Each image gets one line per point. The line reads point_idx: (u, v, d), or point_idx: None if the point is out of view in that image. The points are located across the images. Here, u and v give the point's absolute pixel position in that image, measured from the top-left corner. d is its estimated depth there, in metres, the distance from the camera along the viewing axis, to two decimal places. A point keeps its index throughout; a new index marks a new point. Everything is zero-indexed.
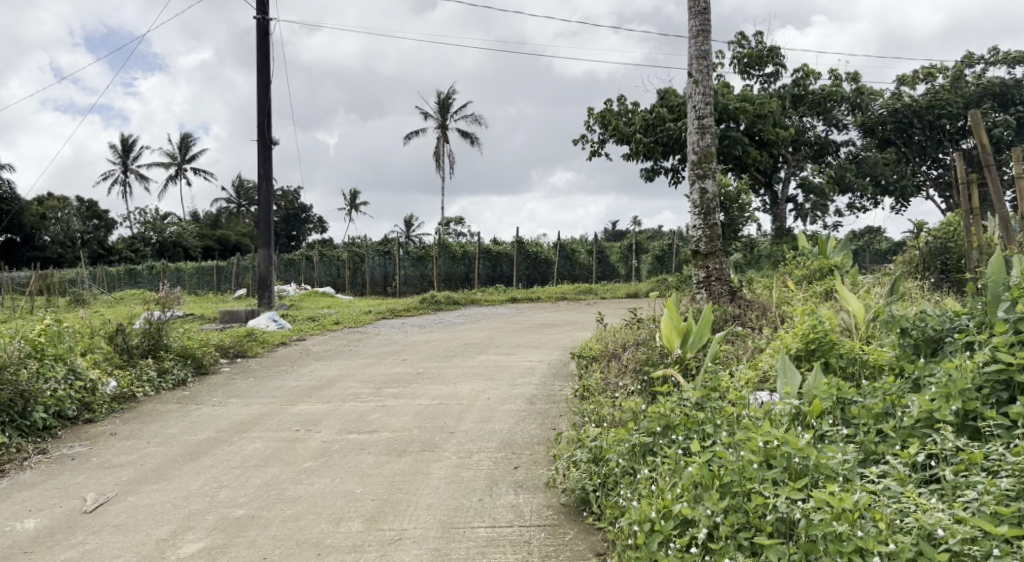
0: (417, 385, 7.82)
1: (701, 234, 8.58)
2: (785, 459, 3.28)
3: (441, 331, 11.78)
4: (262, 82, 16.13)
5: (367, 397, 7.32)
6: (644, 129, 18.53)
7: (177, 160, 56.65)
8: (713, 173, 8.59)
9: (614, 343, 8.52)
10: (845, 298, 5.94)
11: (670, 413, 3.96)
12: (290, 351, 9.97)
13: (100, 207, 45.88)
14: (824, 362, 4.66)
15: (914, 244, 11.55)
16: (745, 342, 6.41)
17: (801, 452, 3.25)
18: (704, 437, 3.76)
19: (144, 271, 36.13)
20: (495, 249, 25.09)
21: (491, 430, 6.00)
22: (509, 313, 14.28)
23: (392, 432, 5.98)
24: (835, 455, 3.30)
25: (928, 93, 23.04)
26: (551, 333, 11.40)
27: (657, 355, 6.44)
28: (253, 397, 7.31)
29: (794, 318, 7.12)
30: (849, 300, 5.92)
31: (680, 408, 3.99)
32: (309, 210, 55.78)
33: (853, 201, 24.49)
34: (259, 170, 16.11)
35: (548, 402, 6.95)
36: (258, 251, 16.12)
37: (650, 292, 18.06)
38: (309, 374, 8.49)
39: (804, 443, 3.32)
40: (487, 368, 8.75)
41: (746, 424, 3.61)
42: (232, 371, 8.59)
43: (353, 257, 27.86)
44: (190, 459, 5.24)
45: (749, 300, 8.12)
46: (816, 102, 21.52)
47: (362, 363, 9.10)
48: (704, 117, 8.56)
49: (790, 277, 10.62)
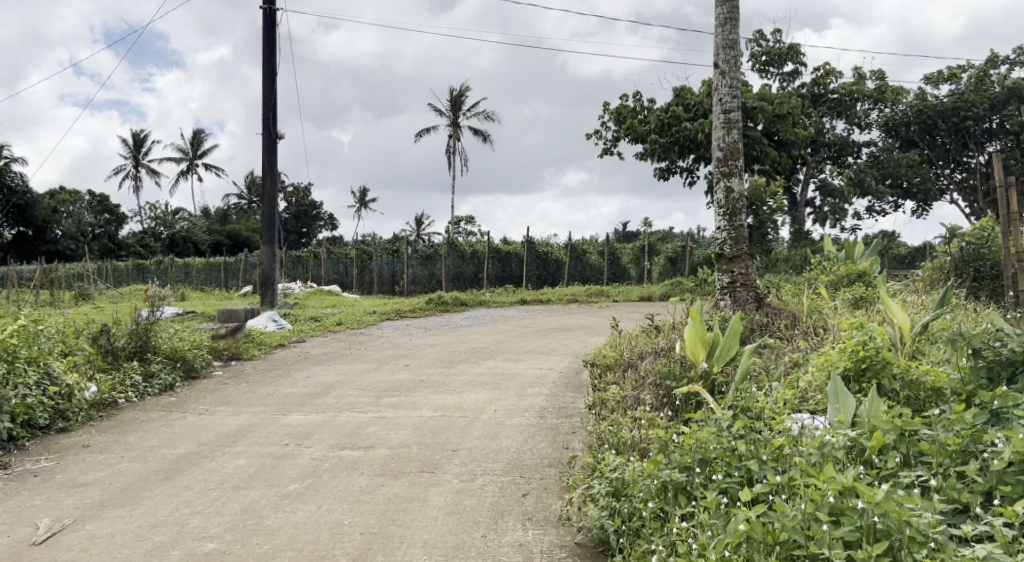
0: (419, 394, 7.30)
1: (726, 236, 8.06)
2: (858, 515, 2.78)
3: (447, 335, 11.27)
4: (268, 74, 15.66)
5: (365, 407, 6.81)
6: (660, 128, 17.98)
7: (189, 155, 56.45)
8: (740, 171, 8.08)
9: (630, 351, 8.03)
10: (890, 310, 5.38)
11: (706, 442, 3.44)
12: (287, 354, 9.47)
13: (110, 202, 45.61)
14: (877, 383, 4.15)
15: (946, 250, 10.98)
16: (778, 357, 5.88)
17: (878, 510, 2.75)
18: (747, 476, 3.25)
19: (151, 266, 35.73)
20: (505, 249, 24.60)
21: (497, 448, 5.48)
22: (520, 315, 13.77)
23: (389, 449, 5.47)
24: (920, 511, 2.78)
25: (953, 94, 22.41)
26: (562, 338, 10.88)
27: (679, 369, 5.93)
28: (244, 406, 6.80)
29: (827, 329, 6.62)
30: (893, 311, 5.36)
31: (717, 437, 3.48)
32: (319, 207, 55.49)
33: (873, 204, 23.86)
34: (263, 164, 15.65)
35: (560, 416, 6.42)
36: (261, 249, 15.66)
37: (662, 296, 17.47)
38: (305, 379, 7.99)
39: (881, 496, 2.81)
40: (495, 375, 8.23)
41: (804, 467, 3.09)
42: (225, 375, 8.09)
43: (362, 255, 27.46)
44: (163, 478, 4.73)
45: (778, 309, 7.59)
46: (837, 101, 20.94)
47: (362, 369, 8.58)
48: (731, 111, 8.03)
49: (816, 282, 10.05)
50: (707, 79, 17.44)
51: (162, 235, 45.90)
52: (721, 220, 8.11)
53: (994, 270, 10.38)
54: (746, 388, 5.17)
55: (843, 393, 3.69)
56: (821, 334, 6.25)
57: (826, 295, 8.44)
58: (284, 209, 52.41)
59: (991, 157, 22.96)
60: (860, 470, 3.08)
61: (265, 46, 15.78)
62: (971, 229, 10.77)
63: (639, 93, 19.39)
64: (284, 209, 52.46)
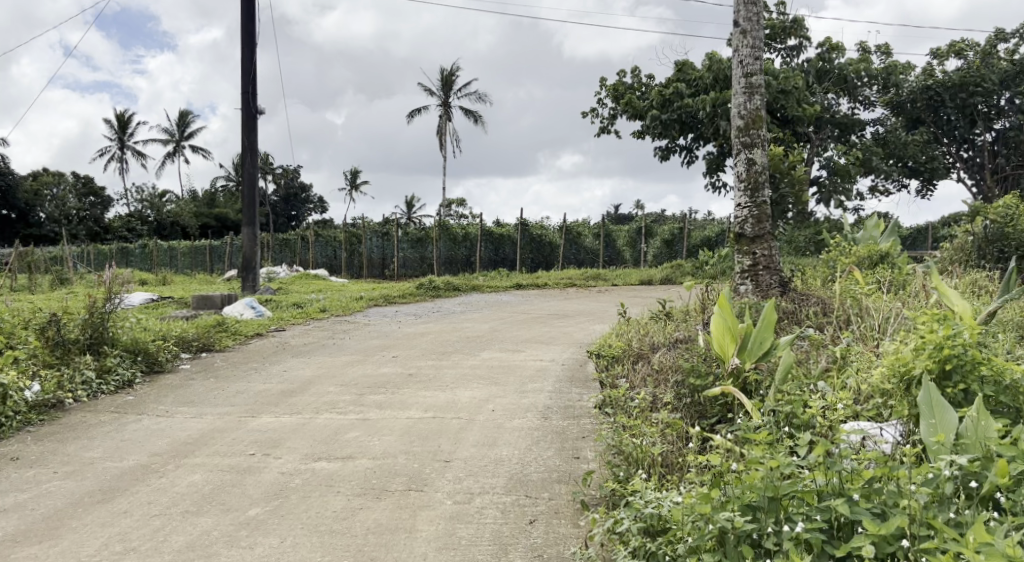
0: (408, 391, 6.52)
1: (747, 214, 7.30)
2: None
3: (439, 322, 10.50)
4: (246, 46, 14.76)
5: (346, 407, 6.03)
6: (660, 105, 17.11)
7: (176, 137, 55.33)
8: (762, 142, 7.34)
9: (640, 342, 7.32)
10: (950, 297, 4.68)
11: (775, 477, 2.71)
12: (264, 345, 8.66)
13: (95, 185, 44.47)
14: (965, 390, 3.44)
15: (969, 229, 10.26)
16: (819, 350, 5.20)
17: None
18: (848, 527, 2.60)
19: (137, 249, 34.87)
20: (497, 231, 23.79)
21: (497, 458, 4.72)
22: (516, 301, 12.99)
23: (372, 460, 4.71)
24: None
25: (960, 70, 21.65)
26: (562, 325, 10.13)
27: (707, 366, 5.21)
28: (210, 405, 5.99)
29: (864, 318, 5.95)
30: (955, 298, 4.65)
31: (787, 467, 2.76)
32: (308, 190, 54.49)
33: (877, 183, 23.19)
34: (243, 141, 14.80)
35: (566, 418, 5.69)
36: (241, 231, 14.84)
37: (664, 280, 16.65)
38: (280, 375, 7.20)
39: None
40: (492, 369, 7.47)
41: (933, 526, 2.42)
42: (192, 369, 7.29)
43: (351, 239, 26.74)
44: (99, 500, 3.96)
45: (804, 294, 6.88)
46: (842, 78, 20.10)
47: (344, 362, 7.80)
48: (753, 75, 7.27)
49: (836, 265, 9.29)
50: (709, 53, 16.61)
51: (150, 218, 44.94)
52: (741, 196, 7.36)
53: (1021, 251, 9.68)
54: (791, 389, 4.46)
55: (939, 403, 3.00)
56: (860, 327, 5.60)
57: (855, 280, 7.76)
58: (272, 191, 51.40)
59: (998, 135, 22.32)
60: (1001, 526, 2.42)
61: (244, 15, 14.90)
62: (995, 206, 10.03)
63: (637, 69, 18.52)
64: (272, 192, 51.48)
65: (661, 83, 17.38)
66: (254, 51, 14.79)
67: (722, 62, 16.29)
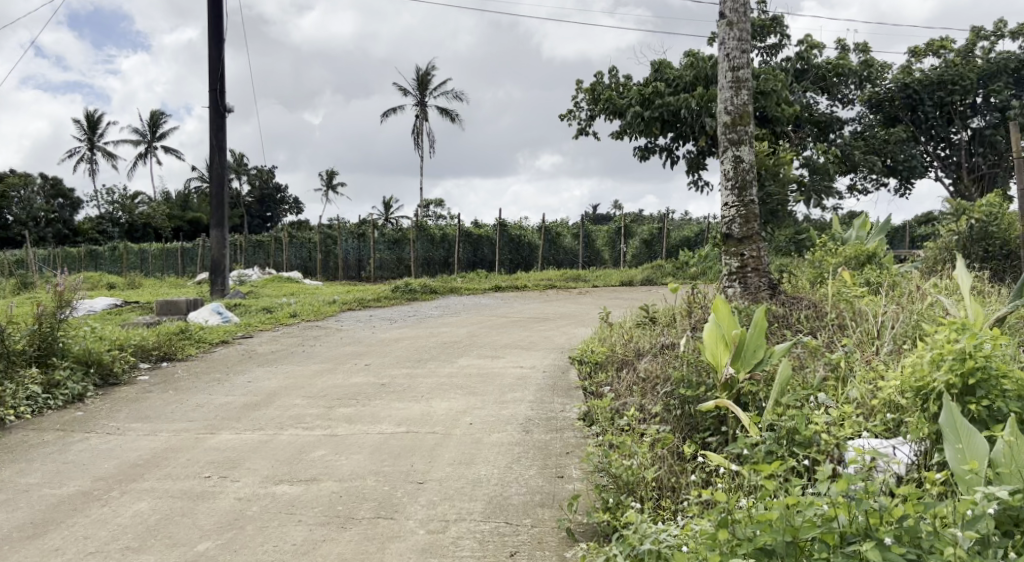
0: (379, 403, 6.14)
1: (734, 213, 6.99)
2: None
3: (414, 327, 10.11)
4: (214, 42, 14.27)
5: (312, 421, 5.64)
6: (640, 103, 16.74)
7: (148, 138, 54.44)
8: (750, 138, 7.03)
9: (624, 348, 7.01)
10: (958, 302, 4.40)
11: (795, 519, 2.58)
12: (229, 353, 8.24)
13: (65, 186, 43.53)
14: (989, 407, 3.19)
15: (953, 228, 9.92)
16: (816, 358, 4.88)
17: None
18: None
19: (106, 251, 34.14)
20: (475, 232, 23.44)
21: (474, 479, 4.36)
22: (494, 304, 12.63)
23: (339, 483, 4.33)
24: None
25: (937, 68, 21.55)
26: (542, 329, 9.78)
27: (698, 376, 4.90)
28: (167, 420, 5.57)
29: (859, 324, 5.66)
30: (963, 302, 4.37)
31: (805, 509, 2.61)
32: (283, 191, 53.81)
33: (855, 182, 23.10)
34: (211, 140, 14.33)
35: (549, 432, 5.35)
36: (210, 233, 14.41)
37: (644, 280, 16.37)
38: (245, 386, 6.78)
39: None
40: (469, 377, 7.10)
41: None
42: (150, 381, 6.86)
43: (326, 241, 26.29)
44: (31, 535, 3.57)
45: (795, 297, 6.61)
46: (821, 76, 19.92)
47: (314, 371, 7.39)
48: (740, 69, 6.97)
49: (822, 266, 8.99)
50: (689, 51, 16.37)
51: (121, 221, 44.14)
52: (728, 195, 7.05)
53: (1006, 250, 9.43)
54: (791, 402, 4.15)
55: (967, 428, 2.85)
56: (858, 332, 5.35)
57: (844, 282, 7.45)
58: (246, 192, 50.63)
59: (974, 134, 22.26)
60: None
61: (212, 11, 14.42)
62: (980, 205, 9.68)
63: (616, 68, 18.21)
64: (247, 194, 50.75)
65: (640, 83, 17.08)
66: (222, 47, 14.31)
67: (704, 61, 16.08)
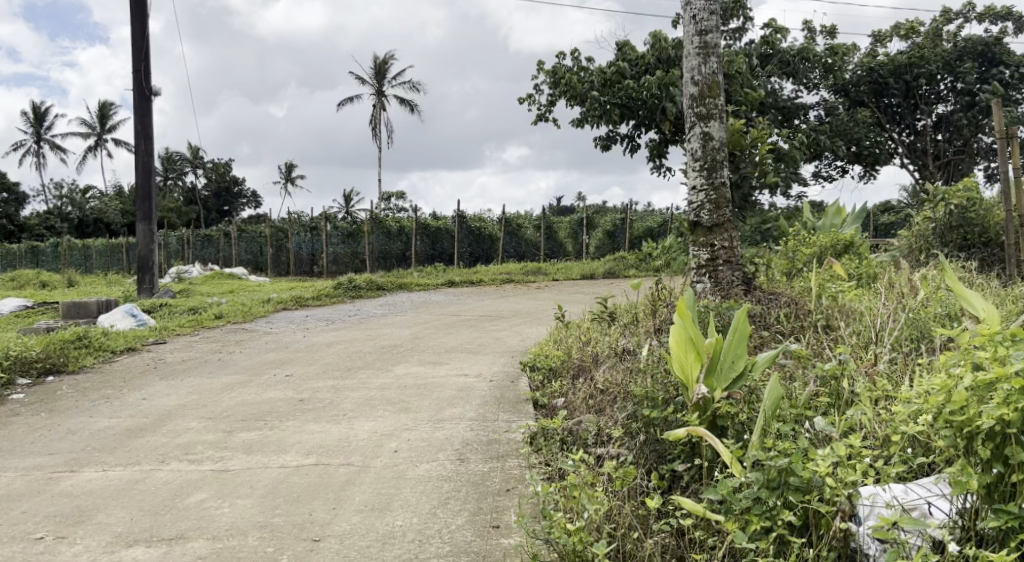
0: (290, 426, 5.18)
1: (703, 198, 6.13)
2: None
3: (352, 329, 9.13)
4: (136, 17, 13.05)
5: (203, 450, 4.69)
6: (601, 86, 15.79)
7: (96, 130, 52.50)
8: (720, 113, 6.20)
9: (580, 353, 6.14)
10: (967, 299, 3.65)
11: None
12: (132, 363, 7.21)
13: (10, 180, 41.59)
14: None
15: (929, 215, 9.02)
16: (804, 369, 4.05)
17: None
18: None
19: (47, 248, 32.52)
20: (434, 224, 22.43)
21: (386, 532, 3.47)
22: (446, 301, 11.71)
23: (211, 543, 3.39)
24: None
25: (904, 52, 20.93)
26: (493, 330, 8.86)
27: (664, 391, 4.04)
28: (22, 454, 4.59)
29: (847, 326, 4.86)
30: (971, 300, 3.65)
31: None
32: (240, 184, 52.30)
33: (821, 169, 22.49)
34: (135, 125, 13.18)
35: (488, 461, 4.43)
36: (136, 225, 13.28)
37: (606, 273, 15.50)
38: (137, 405, 5.78)
39: None
40: (403, 389, 6.14)
41: None
42: (22, 403, 5.83)
43: (276, 235, 25.16)
44: None
45: (772, 293, 5.79)
46: (786, 61, 19.22)
47: (225, 384, 6.40)
48: (708, 32, 6.13)
49: (793, 258, 8.16)
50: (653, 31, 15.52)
51: (69, 216, 42.37)
52: (696, 177, 6.20)
53: (984, 238, 8.51)
54: (780, 431, 3.26)
55: None
56: (850, 337, 4.54)
57: (825, 275, 6.65)
58: (201, 186, 48.99)
59: (940, 120, 21.70)
60: None
61: None
62: (958, 189, 8.78)
63: (577, 51, 17.27)
64: (202, 187, 49.10)
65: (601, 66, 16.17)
66: (147, 24, 13.13)
67: (666, 42, 15.28)
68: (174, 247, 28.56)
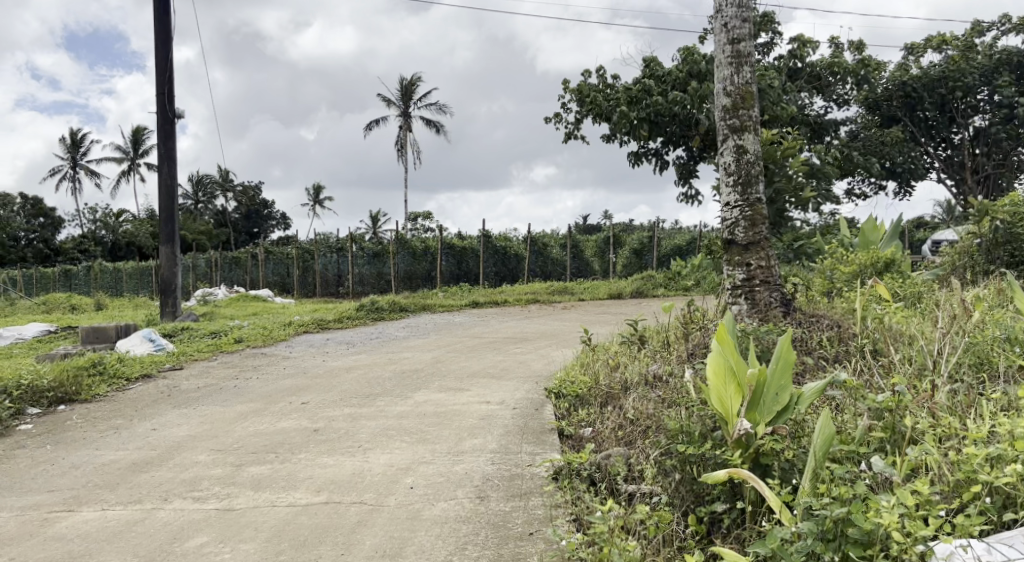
0: (302, 460, 4.89)
1: (738, 215, 5.81)
2: None
3: (372, 353, 8.87)
4: (160, 41, 13.02)
5: (209, 486, 4.43)
6: (627, 103, 15.50)
7: (129, 155, 53.20)
8: (754, 124, 5.88)
9: (607, 380, 5.80)
10: None
11: None
12: (146, 391, 7.00)
13: (45, 204, 42.20)
14: None
15: (974, 230, 8.54)
16: (854, 401, 3.70)
17: None
18: None
19: (80, 271, 32.87)
20: (459, 244, 22.22)
21: None
22: (469, 323, 11.41)
23: None
24: None
25: (937, 65, 20.40)
26: (518, 353, 8.55)
27: (700, 424, 3.72)
28: (20, 493, 4.36)
29: (898, 351, 4.49)
30: None
31: None
32: (269, 206, 52.65)
33: (853, 185, 21.96)
34: (159, 148, 13.13)
35: (510, 499, 4.11)
36: (159, 248, 13.19)
37: (634, 292, 15.12)
38: (147, 436, 5.55)
39: None
40: (422, 417, 5.84)
41: None
42: (29, 435, 5.62)
43: (302, 256, 25.11)
44: None
45: (813, 315, 5.45)
46: (815, 75, 18.82)
47: (239, 413, 6.15)
48: (740, 41, 5.84)
49: (831, 277, 7.76)
50: (680, 47, 15.24)
51: (103, 239, 42.83)
52: (730, 193, 5.88)
53: None
54: (835, 474, 2.93)
55: None
56: (903, 364, 4.18)
57: (869, 296, 6.27)
58: (231, 208, 49.37)
59: (977, 133, 21.07)
60: None
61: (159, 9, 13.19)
62: (1004, 203, 8.28)
63: (603, 67, 17.02)
64: (233, 210, 49.48)
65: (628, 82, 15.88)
66: (170, 47, 13.09)
67: (694, 56, 14.97)
68: (202, 269, 28.63)
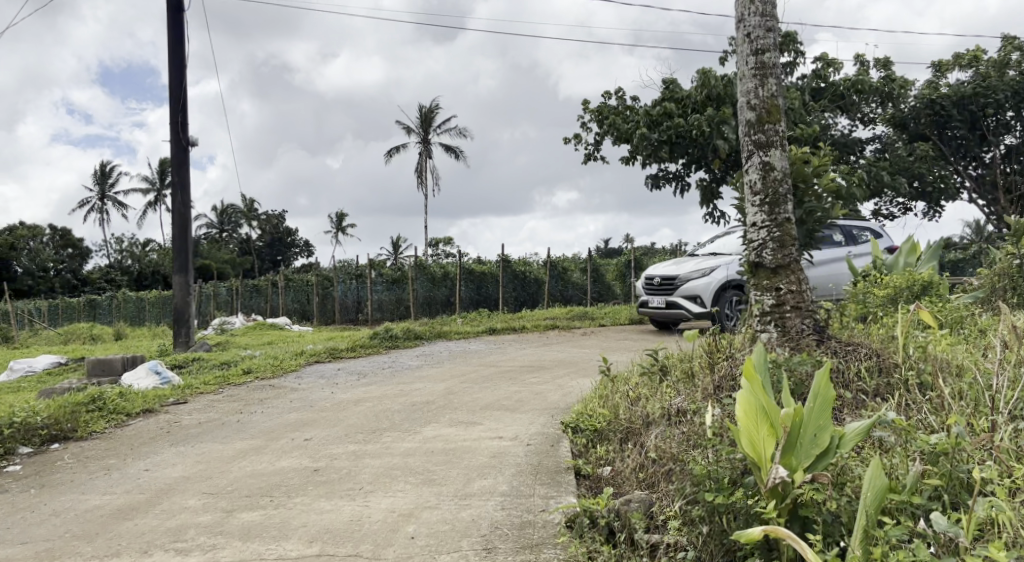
0: (298, 505, 4.54)
1: (766, 236, 5.43)
2: None
3: (384, 384, 8.52)
4: (174, 69, 12.89)
5: (194, 535, 4.09)
6: (646, 125, 15.17)
7: (156, 185, 53.69)
8: (781, 140, 5.52)
9: (625, 417, 5.37)
10: None
11: None
12: (145, 427, 6.70)
13: (73, 235, 42.58)
14: None
15: (1015, 250, 7.97)
16: (901, 443, 3.31)
17: None
18: None
19: (105, 301, 32.97)
20: (478, 269, 21.94)
21: None
22: (485, 351, 11.03)
23: None
24: None
25: (966, 82, 19.85)
26: (534, 383, 8.14)
27: (729, 469, 3.34)
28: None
29: (948, 385, 4.06)
30: None
31: None
32: (293, 235, 52.80)
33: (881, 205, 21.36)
34: (172, 177, 12.96)
35: (519, 552, 3.72)
36: (172, 278, 12.96)
37: None
38: (137, 477, 5.23)
39: None
40: (429, 455, 5.47)
41: None
42: (14, 478, 5.32)
43: (323, 283, 24.94)
44: None
45: (849, 342, 5.02)
46: (839, 94, 18.37)
47: (238, 451, 5.82)
48: (766, 51, 5.50)
49: (863, 301, 7.27)
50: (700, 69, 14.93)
51: (129, 268, 43.05)
52: (756, 212, 5.51)
53: None
54: (892, 534, 2.61)
55: None
56: (958, 401, 3.75)
57: (911, 321, 5.83)
58: (255, 237, 49.57)
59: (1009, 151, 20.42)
60: None
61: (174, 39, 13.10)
62: None
63: (621, 89, 16.74)
64: (256, 238, 49.66)
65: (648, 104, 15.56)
66: (184, 75, 12.97)
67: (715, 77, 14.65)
68: (225, 297, 28.53)
